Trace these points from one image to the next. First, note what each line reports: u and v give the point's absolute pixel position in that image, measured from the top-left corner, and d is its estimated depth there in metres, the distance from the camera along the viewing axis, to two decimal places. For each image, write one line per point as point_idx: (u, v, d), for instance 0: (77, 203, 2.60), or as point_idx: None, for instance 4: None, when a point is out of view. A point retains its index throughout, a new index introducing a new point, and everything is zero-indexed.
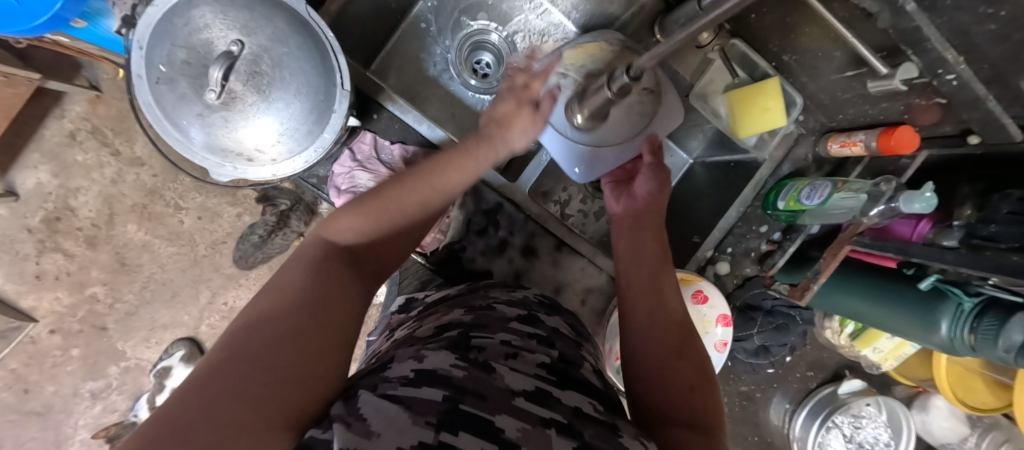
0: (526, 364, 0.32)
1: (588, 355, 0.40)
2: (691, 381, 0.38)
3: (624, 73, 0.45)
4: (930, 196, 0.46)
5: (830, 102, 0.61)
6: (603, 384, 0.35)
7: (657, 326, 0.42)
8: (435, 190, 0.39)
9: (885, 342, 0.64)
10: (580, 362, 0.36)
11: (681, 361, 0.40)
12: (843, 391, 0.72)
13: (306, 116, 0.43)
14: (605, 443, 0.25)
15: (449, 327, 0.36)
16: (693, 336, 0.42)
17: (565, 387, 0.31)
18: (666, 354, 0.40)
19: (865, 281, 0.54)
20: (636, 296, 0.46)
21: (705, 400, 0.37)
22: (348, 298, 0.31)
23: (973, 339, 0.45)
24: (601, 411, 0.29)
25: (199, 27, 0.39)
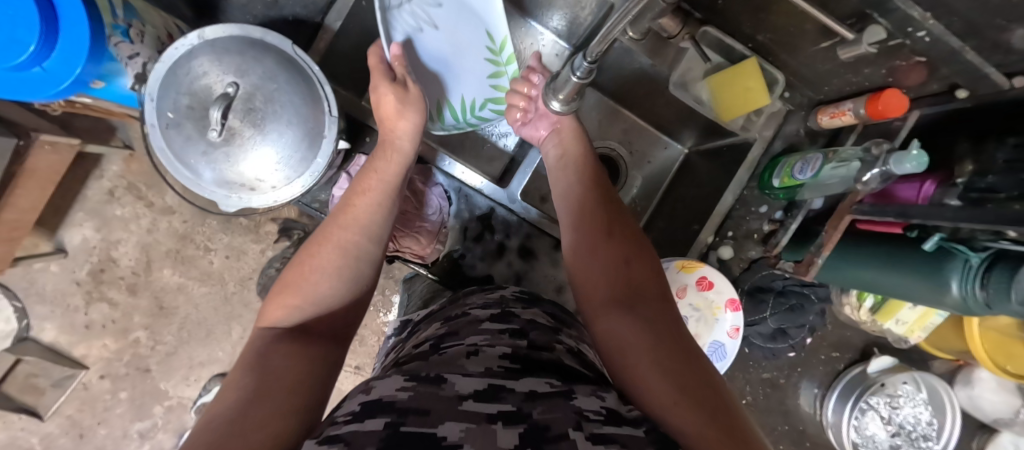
0: (485, 359, 0.34)
1: (567, 339, 0.41)
2: (627, 255, 0.43)
3: (582, 58, 0.39)
4: (919, 154, 0.46)
5: (814, 76, 0.61)
6: (584, 366, 0.36)
7: (589, 225, 0.46)
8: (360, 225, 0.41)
9: (907, 313, 0.61)
10: (553, 345, 0.38)
11: (612, 244, 0.44)
12: (873, 370, 0.69)
13: (299, 143, 0.46)
14: (556, 413, 0.26)
15: (426, 340, 0.41)
16: (621, 217, 0.47)
17: (522, 376, 0.32)
18: (599, 236, 0.45)
19: (871, 250, 0.52)
20: (571, 208, 0.49)
21: (640, 267, 0.42)
22: (312, 351, 0.31)
23: (987, 297, 0.42)
24: (557, 385, 0.31)
25: (199, 75, 0.43)
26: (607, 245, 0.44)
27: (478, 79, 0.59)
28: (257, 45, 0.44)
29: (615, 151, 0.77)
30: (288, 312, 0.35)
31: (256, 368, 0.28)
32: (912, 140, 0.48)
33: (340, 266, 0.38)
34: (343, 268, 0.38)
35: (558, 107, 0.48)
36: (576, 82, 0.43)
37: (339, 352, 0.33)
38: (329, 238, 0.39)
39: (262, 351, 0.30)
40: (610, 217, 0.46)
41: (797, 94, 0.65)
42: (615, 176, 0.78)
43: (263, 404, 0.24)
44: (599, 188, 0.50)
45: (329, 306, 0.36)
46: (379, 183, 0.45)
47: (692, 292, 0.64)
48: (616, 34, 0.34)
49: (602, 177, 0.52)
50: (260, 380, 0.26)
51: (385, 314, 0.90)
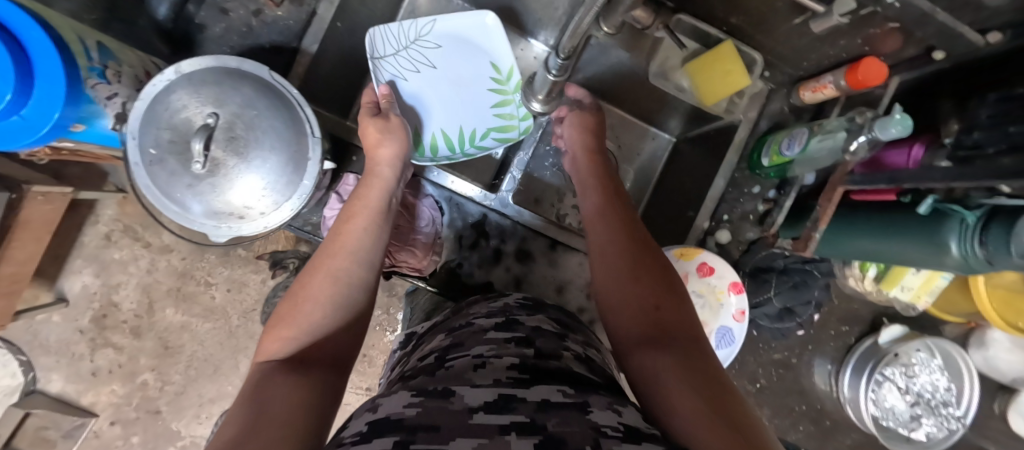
0: (493, 371, 0.33)
1: (573, 345, 0.40)
2: (657, 300, 0.39)
3: (557, 54, 0.39)
4: (902, 117, 0.46)
5: (791, 52, 0.61)
6: (593, 374, 0.36)
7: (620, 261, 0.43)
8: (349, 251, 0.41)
9: (911, 278, 0.60)
10: (561, 353, 0.38)
11: (646, 285, 0.41)
12: (885, 340, 0.68)
13: (284, 167, 0.46)
14: (571, 426, 0.25)
15: (430, 354, 0.41)
16: (653, 261, 0.43)
17: (532, 385, 0.31)
18: (626, 280, 0.42)
19: (868, 220, 0.52)
20: (599, 243, 0.47)
21: (673, 311, 0.38)
22: (311, 378, 0.30)
23: (987, 255, 0.41)
24: (569, 394, 0.30)
25: (179, 109, 0.43)
26: (641, 285, 0.41)
27: (483, 109, 0.60)
28: (234, 73, 0.44)
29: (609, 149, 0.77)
30: (285, 343, 0.34)
31: (251, 400, 0.27)
32: (894, 105, 0.48)
33: (334, 293, 0.37)
34: (336, 296, 0.37)
35: (540, 109, 0.49)
36: (553, 81, 0.43)
37: (340, 377, 0.33)
38: (324, 264, 0.39)
39: (261, 382, 0.29)
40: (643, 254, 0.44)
41: (778, 73, 0.66)
42: None
43: (261, 433, 0.23)
44: (628, 231, 0.47)
45: (326, 333, 0.35)
46: (364, 207, 0.45)
47: (693, 280, 0.63)
48: (585, 26, 0.35)
49: (633, 220, 0.49)
50: (256, 411, 0.26)
51: (391, 332, 0.90)
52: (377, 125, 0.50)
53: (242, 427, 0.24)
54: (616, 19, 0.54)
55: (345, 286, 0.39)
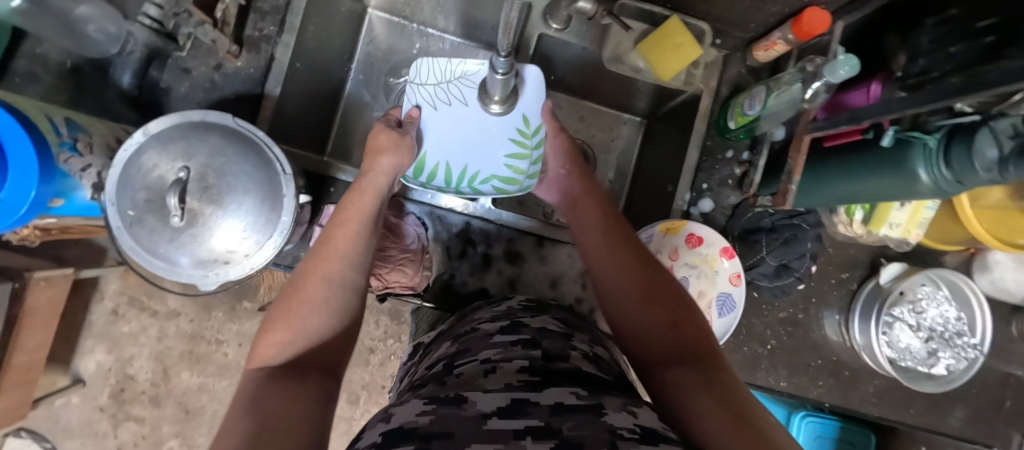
0: (504, 376, 0.34)
1: (580, 344, 0.41)
2: (673, 317, 0.40)
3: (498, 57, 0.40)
4: (847, 58, 0.46)
5: (737, 17, 0.62)
6: (605, 374, 0.37)
7: (627, 277, 0.44)
8: (339, 256, 0.39)
9: (897, 214, 0.61)
10: (568, 353, 0.38)
11: (657, 301, 0.42)
12: (886, 279, 0.67)
13: (261, 207, 0.47)
14: (586, 430, 0.26)
15: (437, 361, 0.41)
16: (660, 276, 0.44)
17: (545, 387, 0.32)
18: (638, 297, 0.42)
19: (839, 161, 0.52)
20: (599, 259, 0.47)
21: (690, 330, 0.39)
22: (308, 387, 0.31)
23: (954, 175, 0.42)
24: (583, 396, 0.31)
25: (150, 168, 0.45)
26: (653, 302, 0.42)
27: (495, 154, 0.57)
28: (200, 125, 0.46)
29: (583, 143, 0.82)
30: (280, 350, 0.34)
31: (251, 411, 0.27)
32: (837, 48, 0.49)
33: (328, 295, 0.37)
34: (327, 302, 0.37)
35: (496, 109, 0.50)
36: (502, 81, 0.44)
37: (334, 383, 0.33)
38: (316, 270, 0.38)
39: (259, 392, 0.29)
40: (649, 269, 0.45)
41: (729, 38, 0.67)
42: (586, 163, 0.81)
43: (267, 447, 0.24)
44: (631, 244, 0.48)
45: (320, 338, 0.36)
46: (356, 214, 0.42)
47: (684, 251, 0.64)
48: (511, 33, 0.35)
49: (631, 232, 0.50)
50: (257, 423, 0.26)
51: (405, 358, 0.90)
52: (391, 134, 0.49)
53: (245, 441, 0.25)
54: (565, 10, 0.60)
55: (335, 289, 0.38)
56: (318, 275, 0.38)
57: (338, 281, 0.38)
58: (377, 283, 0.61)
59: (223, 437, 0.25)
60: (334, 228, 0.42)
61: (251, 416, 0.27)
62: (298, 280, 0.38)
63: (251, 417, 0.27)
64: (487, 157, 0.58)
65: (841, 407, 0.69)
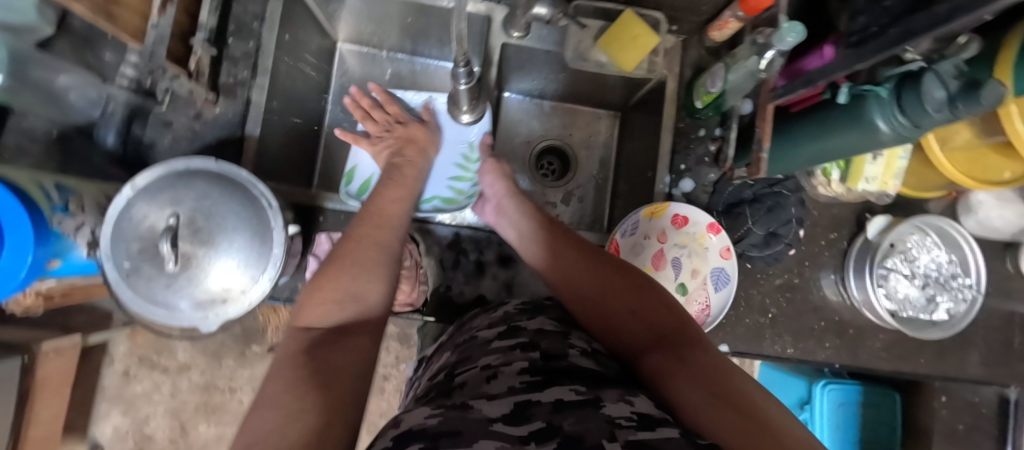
0: (505, 379, 0.33)
1: (577, 341, 0.41)
2: (630, 305, 0.44)
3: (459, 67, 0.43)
4: (792, 25, 0.48)
5: (687, 2, 0.64)
6: (602, 367, 0.37)
7: (592, 282, 0.47)
8: (379, 246, 0.46)
9: (872, 168, 0.61)
10: (567, 351, 0.38)
11: (623, 297, 0.45)
12: (873, 234, 0.67)
13: (251, 243, 0.48)
14: (589, 423, 0.25)
15: (439, 374, 0.41)
16: (610, 270, 0.48)
17: (546, 387, 0.31)
18: (596, 297, 0.46)
19: (810, 121, 0.53)
20: (555, 271, 0.51)
21: (649, 314, 0.43)
22: (358, 341, 0.37)
23: (914, 120, 0.43)
24: (583, 391, 0.30)
25: (142, 219, 0.46)
26: (621, 299, 0.45)
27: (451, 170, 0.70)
28: (185, 172, 0.48)
29: (562, 141, 0.87)
30: (332, 308, 0.39)
31: (313, 351, 0.34)
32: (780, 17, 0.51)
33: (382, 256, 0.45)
34: (378, 266, 0.44)
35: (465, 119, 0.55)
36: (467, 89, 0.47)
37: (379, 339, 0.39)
38: (365, 238, 0.46)
39: (314, 341, 0.35)
40: (611, 269, 0.48)
41: (684, 22, 0.69)
42: (566, 162, 0.87)
43: (331, 378, 0.31)
44: (580, 248, 0.52)
45: (365, 304, 0.41)
46: (391, 218, 0.50)
47: (671, 232, 0.65)
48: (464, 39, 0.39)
49: (578, 238, 0.54)
50: (321, 361, 0.32)
51: None
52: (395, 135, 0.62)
53: (310, 370, 0.31)
54: (522, 18, 0.63)
55: (377, 269, 0.44)
56: (372, 239, 0.47)
57: (380, 264, 0.45)
58: None
59: (290, 364, 0.32)
60: (371, 224, 0.49)
61: (313, 357, 0.33)
62: (344, 256, 0.44)
63: (312, 356, 0.33)
64: (444, 165, 0.70)
65: (852, 366, 0.69)
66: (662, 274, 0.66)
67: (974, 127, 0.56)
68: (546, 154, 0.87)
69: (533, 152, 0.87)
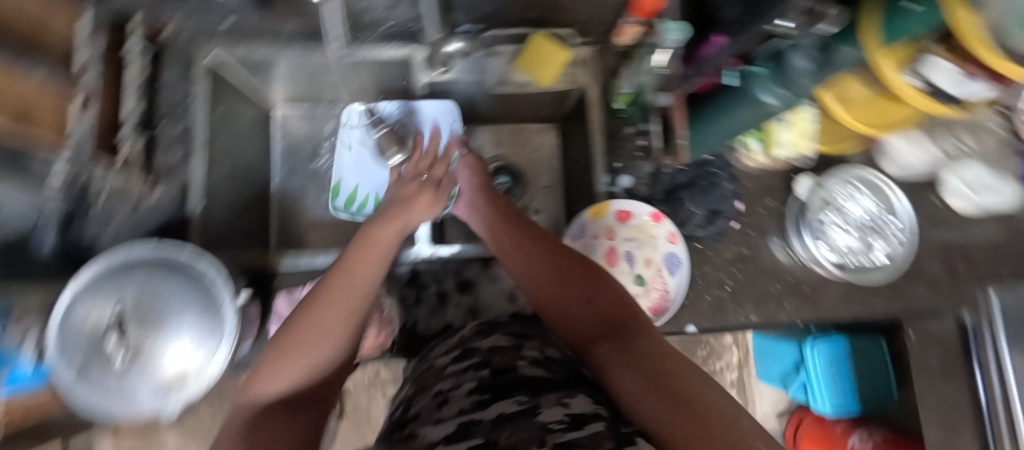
0: (455, 402, 0.35)
1: (529, 352, 0.43)
2: (587, 295, 0.48)
3: None
4: (670, 27, 0.54)
5: (588, 16, 0.69)
6: (550, 373, 0.39)
7: (549, 277, 0.51)
8: (357, 301, 0.40)
9: (783, 135, 0.66)
10: (515, 364, 0.40)
11: (577, 290, 0.49)
12: (802, 193, 0.72)
13: (202, 320, 0.48)
14: (520, 433, 0.28)
15: (402, 401, 0.43)
16: (570, 262, 0.52)
17: (492, 402, 0.34)
18: (557, 287, 0.50)
19: (713, 103, 0.57)
20: (520, 266, 0.55)
21: (603, 303, 0.47)
22: (298, 422, 0.36)
23: (790, 92, 0.48)
24: (523, 401, 0.32)
25: (84, 317, 0.46)
26: (575, 290, 0.49)
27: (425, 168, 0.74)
28: (123, 263, 0.48)
29: (508, 162, 0.90)
30: (284, 380, 0.37)
31: (246, 437, 0.33)
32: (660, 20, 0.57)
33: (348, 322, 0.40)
34: (338, 337, 0.39)
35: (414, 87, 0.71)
36: None
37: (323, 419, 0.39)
38: (332, 300, 0.39)
39: (255, 425, 0.34)
40: (565, 263, 0.52)
41: (593, 33, 0.73)
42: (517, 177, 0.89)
43: None
44: (543, 242, 0.56)
45: (321, 370, 0.40)
46: (378, 265, 0.42)
47: (619, 228, 0.68)
48: None
49: (542, 232, 0.58)
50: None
51: None
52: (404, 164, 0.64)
53: None
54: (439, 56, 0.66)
55: (344, 329, 0.39)
56: (341, 308, 0.39)
57: (348, 322, 0.39)
58: None
59: None
60: (352, 271, 0.41)
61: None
62: (309, 316, 0.38)
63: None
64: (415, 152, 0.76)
65: (815, 321, 0.72)
66: (618, 270, 0.68)
67: (866, 86, 0.59)
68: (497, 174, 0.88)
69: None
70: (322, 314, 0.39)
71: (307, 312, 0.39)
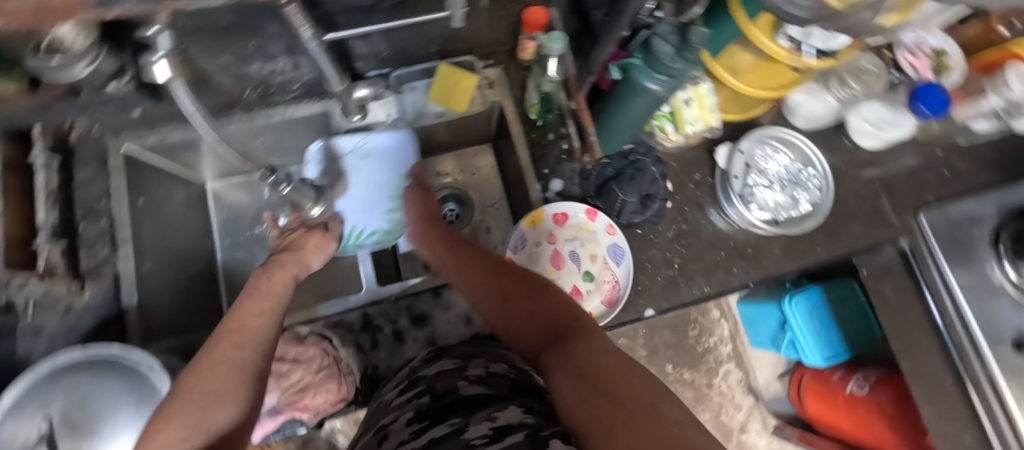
0: (397, 435, 0.36)
1: (473, 370, 0.43)
2: (529, 307, 0.48)
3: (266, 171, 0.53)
4: (551, 36, 0.58)
5: (488, 39, 0.73)
6: (490, 389, 0.39)
7: (494, 298, 0.51)
8: (248, 335, 0.44)
9: (688, 112, 0.70)
10: (455, 385, 0.40)
11: (520, 305, 0.49)
12: (723, 163, 0.76)
13: (139, 412, 0.48)
14: None
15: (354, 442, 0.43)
16: (515, 279, 0.52)
17: (428, 429, 0.34)
18: (503, 305, 0.50)
19: (612, 96, 0.60)
20: (470, 291, 0.55)
21: (544, 312, 0.47)
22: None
23: (666, 75, 0.51)
24: (455, 422, 0.33)
25: (9, 437, 0.44)
26: (519, 306, 0.49)
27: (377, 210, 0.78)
28: (47, 372, 0.47)
29: (456, 188, 0.91)
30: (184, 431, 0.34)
31: None
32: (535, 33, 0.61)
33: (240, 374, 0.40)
34: (238, 388, 0.39)
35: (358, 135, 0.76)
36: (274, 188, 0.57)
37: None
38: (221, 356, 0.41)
39: None
40: (508, 280, 0.52)
41: (497, 54, 0.77)
42: (464, 203, 0.90)
43: None
44: (490, 264, 0.56)
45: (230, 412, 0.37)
46: (268, 304, 0.49)
47: (558, 230, 0.70)
48: None
49: (489, 255, 0.58)
50: None
51: None
52: None
53: None
54: (351, 104, 0.70)
55: (243, 359, 0.41)
56: (229, 360, 0.40)
57: (245, 355, 0.42)
58: (309, 416, 0.61)
59: None
60: (243, 313, 0.47)
61: None
62: (205, 356, 0.41)
63: None
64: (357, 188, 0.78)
65: (763, 279, 0.75)
66: (565, 271, 0.69)
67: (749, 53, 0.65)
68: (445, 201, 0.89)
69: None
70: (218, 352, 0.41)
71: (205, 355, 0.41)
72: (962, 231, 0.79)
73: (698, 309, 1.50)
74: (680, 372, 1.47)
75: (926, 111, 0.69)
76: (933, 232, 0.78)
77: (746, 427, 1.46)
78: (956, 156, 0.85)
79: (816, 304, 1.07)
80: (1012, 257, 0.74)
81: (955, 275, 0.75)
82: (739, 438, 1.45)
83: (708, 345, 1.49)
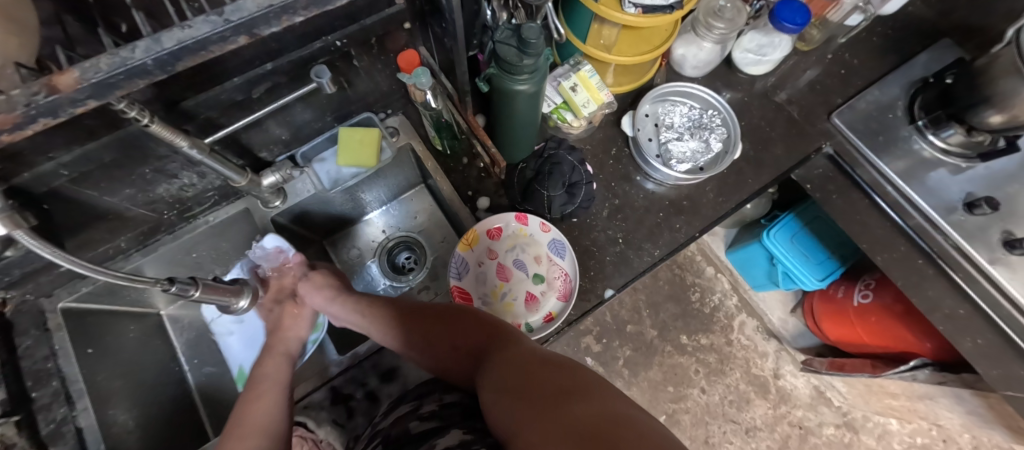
0: None
1: (426, 407, 0.48)
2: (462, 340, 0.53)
3: (169, 284, 0.53)
4: (416, 73, 0.60)
5: (378, 93, 0.76)
6: (439, 421, 0.44)
7: (425, 344, 0.56)
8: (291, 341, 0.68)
9: (580, 96, 0.73)
10: (407, 427, 0.46)
11: (452, 340, 0.54)
12: (631, 131, 0.78)
13: None
14: None
15: None
16: (441, 319, 0.57)
17: None
18: (439, 346, 0.55)
19: (495, 107, 0.63)
20: (406, 345, 0.59)
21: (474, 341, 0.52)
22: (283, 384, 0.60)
23: (525, 73, 0.53)
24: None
25: None
26: (451, 340, 0.54)
27: None
28: None
29: (404, 232, 0.91)
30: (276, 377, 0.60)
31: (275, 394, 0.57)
32: (402, 76, 0.63)
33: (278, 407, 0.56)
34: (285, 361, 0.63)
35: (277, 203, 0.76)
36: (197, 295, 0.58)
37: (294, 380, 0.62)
38: (253, 413, 0.54)
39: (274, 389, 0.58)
40: (429, 323, 0.57)
41: (392, 103, 0.80)
42: (415, 245, 0.90)
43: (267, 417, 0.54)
44: (416, 314, 0.60)
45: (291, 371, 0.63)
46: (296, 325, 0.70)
47: (496, 245, 0.70)
48: (141, 280, 0.48)
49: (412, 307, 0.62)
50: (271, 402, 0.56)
51: None
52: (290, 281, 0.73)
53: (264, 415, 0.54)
54: (267, 193, 0.73)
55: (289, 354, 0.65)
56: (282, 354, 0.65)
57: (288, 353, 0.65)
58: None
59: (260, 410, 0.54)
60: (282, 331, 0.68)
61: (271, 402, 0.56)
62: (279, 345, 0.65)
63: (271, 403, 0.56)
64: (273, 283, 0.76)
65: (707, 226, 0.76)
66: (515, 280, 0.69)
67: (613, 27, 0.70)
68: (398, 250, 0.90)
69: (385, 255, 0.91)
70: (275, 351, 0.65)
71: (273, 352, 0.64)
72: (875, 119, 0.81)
73: (691, 271, 1.50)
74: (697, 339, 1.45)
75: (790, 26, 0.73)
76: (850, 129, 0.80)
77: (780, 372, 1.43)
78: (847, 54, 0.88)
79: (793, 230, 1.07)
80: (932, 128, 0.77)
81: (887, 163, 0.77)
82: (776, 385, 1.42)
83: (714, 304, 1.48)
